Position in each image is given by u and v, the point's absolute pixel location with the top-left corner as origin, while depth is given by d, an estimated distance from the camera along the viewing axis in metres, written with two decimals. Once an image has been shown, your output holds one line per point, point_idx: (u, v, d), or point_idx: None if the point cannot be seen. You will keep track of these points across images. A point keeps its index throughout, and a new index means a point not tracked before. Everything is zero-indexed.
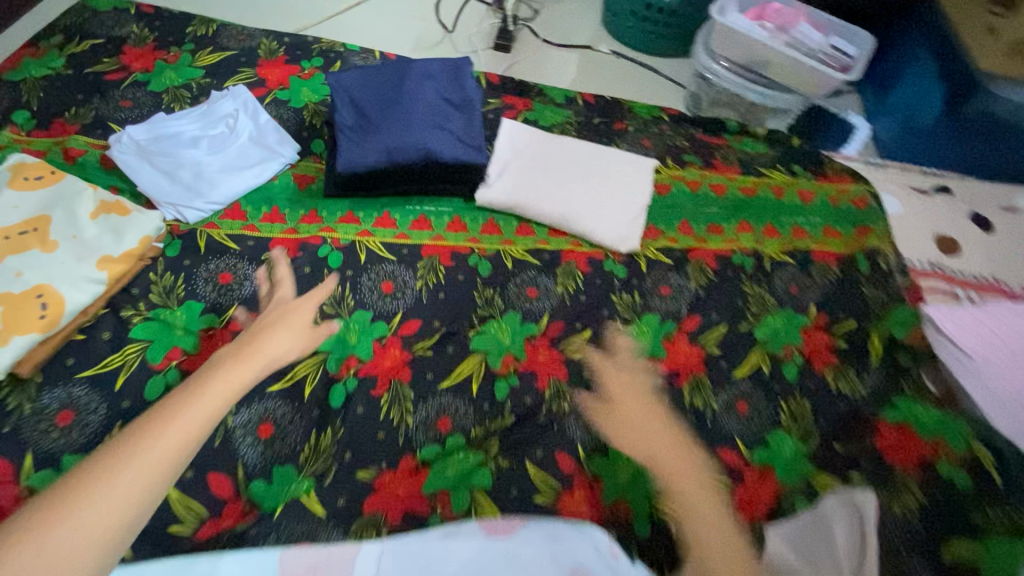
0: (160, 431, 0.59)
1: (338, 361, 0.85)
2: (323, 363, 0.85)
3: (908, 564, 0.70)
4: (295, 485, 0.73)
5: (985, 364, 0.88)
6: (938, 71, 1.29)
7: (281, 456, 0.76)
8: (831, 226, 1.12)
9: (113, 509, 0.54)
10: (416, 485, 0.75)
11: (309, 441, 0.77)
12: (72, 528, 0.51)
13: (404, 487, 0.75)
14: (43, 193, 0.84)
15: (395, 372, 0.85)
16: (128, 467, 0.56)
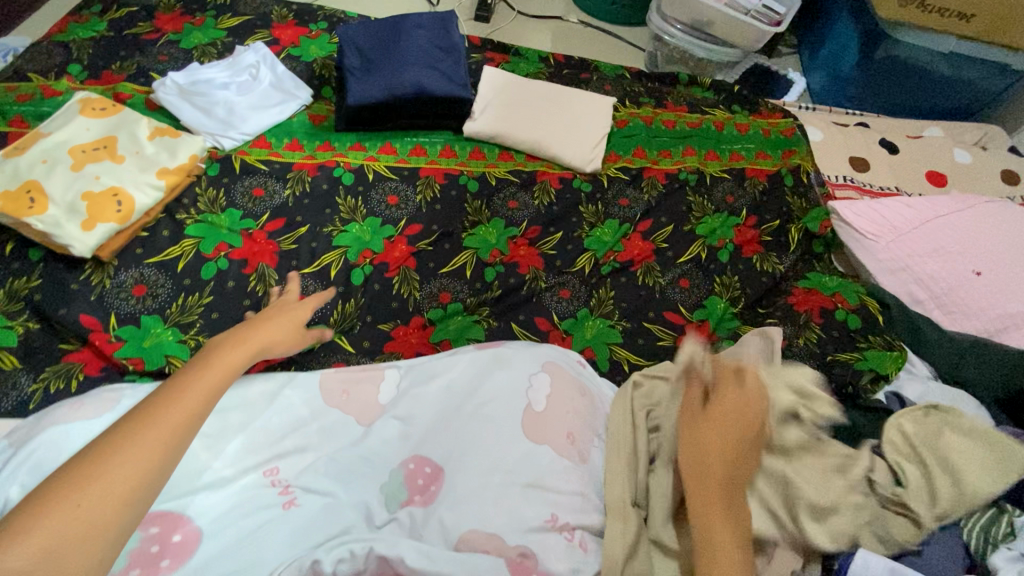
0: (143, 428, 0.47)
1: (357, 253, 1.04)
2: (344, 254, 1.04)
3: (805, 368, 0.93)
4: (329, 334, 0.94)
5: (875, 242, 1.09)
6: (854, 25, 1.52)
7: (316, 318, 0.96)
8: (763, 150, 1.32)
9: (114, 497, 0.43)
10: (426, 336, 0.97)
11: (338, 307, 0.97)
12: (141, 458, 0.45)
13: (416, 337, 0.96)
14: (108, 120, 1.02)
15: (404, 261, 1.05)
16: (181, 402, 0.49)
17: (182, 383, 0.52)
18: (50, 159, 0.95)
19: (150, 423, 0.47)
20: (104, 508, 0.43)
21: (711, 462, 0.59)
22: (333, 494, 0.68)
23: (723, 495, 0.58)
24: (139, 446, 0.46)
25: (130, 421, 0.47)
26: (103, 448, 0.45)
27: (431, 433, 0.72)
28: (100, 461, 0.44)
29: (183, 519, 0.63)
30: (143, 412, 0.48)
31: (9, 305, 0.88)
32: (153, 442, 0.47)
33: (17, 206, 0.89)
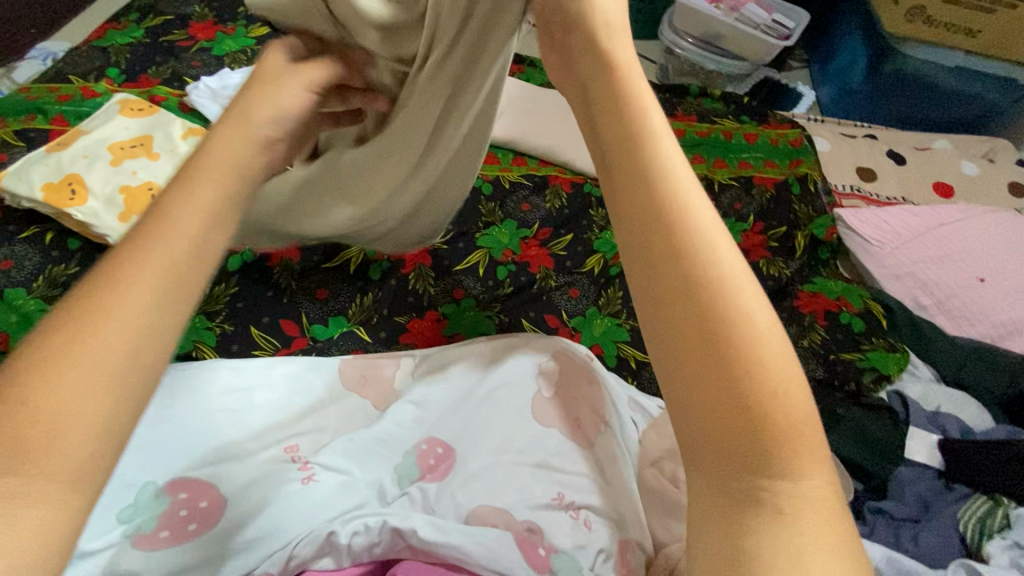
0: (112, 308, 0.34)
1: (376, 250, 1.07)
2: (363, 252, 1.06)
3: (808, 366, 0.93)
4: (346, 325, 0.98)
5: (881, 248, 1.11)
6: (862, 40, 1.55)
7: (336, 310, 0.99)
8: (771, 159, 1.35)
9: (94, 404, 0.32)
10: (440, 328, 1.01)
11: (356, 300, 1.01)
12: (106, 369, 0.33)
13: (430, 329, 1.00)
14: (146, 119, 1.08)
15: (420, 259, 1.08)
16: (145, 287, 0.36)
17: (136, 254, 0.36)
18: (90, 154, 1.00)
19: (92, 317, 0.34)
20: (79, 424, 0.32)
21: (716, 251, 0.38)
22: (350, 472, 0.71)
23: (746, 277, 0.38)
24: (101, 341, 0.33)
25: (74, 314, 0.34)
26: (48, 354, 0.32)
27: (444, 417, 0.76)
28: (44, 366, 0.32)
29: (209, 488, 0.66)
30: (92, 304, 0.34)
31: (48, 290, 0.93)
32: (113, 338, 0.34)
33: (59, 197, 0.95)
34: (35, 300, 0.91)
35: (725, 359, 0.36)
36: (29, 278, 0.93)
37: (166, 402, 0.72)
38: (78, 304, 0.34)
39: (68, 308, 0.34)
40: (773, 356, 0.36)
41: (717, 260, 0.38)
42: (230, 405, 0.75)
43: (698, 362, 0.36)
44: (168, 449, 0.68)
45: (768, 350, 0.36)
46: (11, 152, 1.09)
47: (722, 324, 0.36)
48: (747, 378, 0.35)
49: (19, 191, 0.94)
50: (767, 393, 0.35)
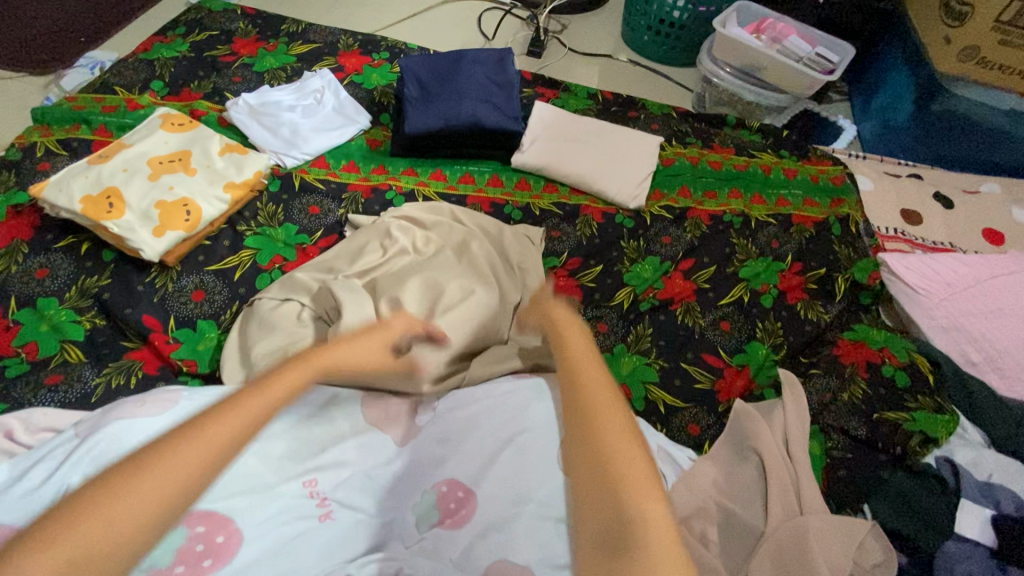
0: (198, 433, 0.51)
1: None
2: None
3: (850, 425, 0.91)
4: None
5: (928, 298, 1.06)
6: (911, 77, 1.50)
7: None
8: (811, 197, 1.31)
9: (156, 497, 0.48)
10: None
11: None
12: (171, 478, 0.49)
13: None
14: (185, 134, 1.09)
15: None
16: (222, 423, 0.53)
17: (253, 391, 0.55)
18: (129, 168, 1.01)
19: (210, 435, 0.52)
20: (138, 514, 0.47)
21: (620, 438, 0.57)
22: (366, 511, 0.70)
23: (632, 443, 0.57)
24: (201, 456, 0.51)
25: (194, 428, 0.52)
26: (143, 459, 0.49)
27: (465, 458, 0.73)
28: (156, 461, 0.49)
29: (225, 522, 0.64)
30: (205, 422, 0.52)
31: (79, 300, 0.94)
32: (197, 451, 0.51)
33: (97, 210, 0.96)
34: (66, 311, 0.92)
35: (612, 498, 0.53)
36: (62, 288, 0.95)
37: None
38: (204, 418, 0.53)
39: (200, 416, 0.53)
40: (650, 503, 0.52)
41: (613, 436, 0.57)
42: None
43: (600, 505, 0.54)
44: None
45: (645, 495, 0.52)
46: (54, 160, 1.11)
47: (620, 478, 0.54)
48: (625, 515, 0.51)
49: (58, 202, 0.96)
50: (638, 518, 0.50)
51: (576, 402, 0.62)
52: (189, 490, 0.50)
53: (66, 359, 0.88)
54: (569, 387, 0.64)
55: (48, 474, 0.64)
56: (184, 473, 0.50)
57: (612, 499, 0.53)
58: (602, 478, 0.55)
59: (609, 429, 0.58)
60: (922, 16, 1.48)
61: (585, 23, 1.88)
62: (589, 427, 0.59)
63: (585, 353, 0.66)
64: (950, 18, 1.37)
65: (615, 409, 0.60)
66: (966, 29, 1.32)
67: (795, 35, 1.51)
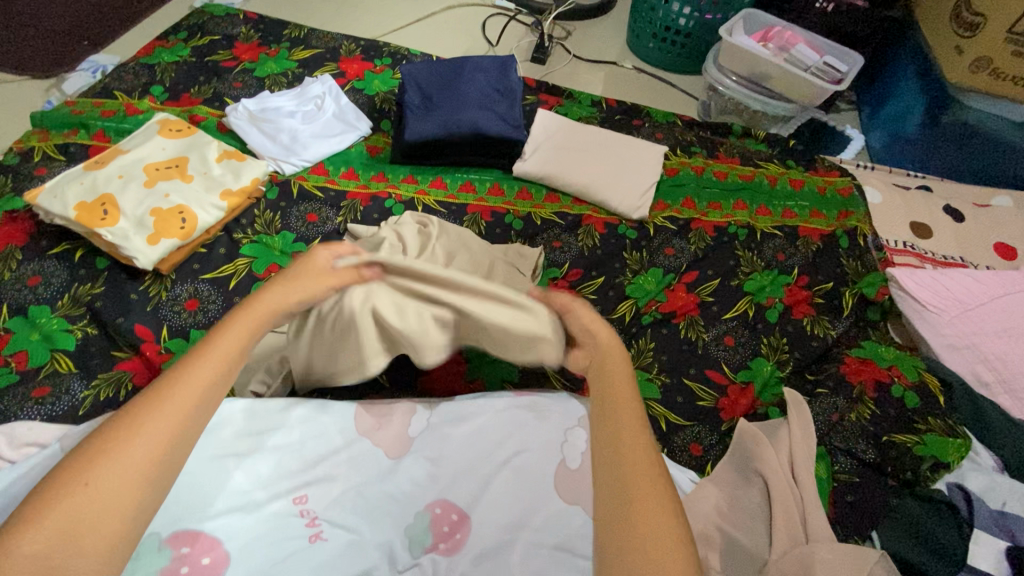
0: (153, 410, 0.53)
1: None
2: None
3: (858, 447, 0.89)
4: None
5: (938, 315, 1.03)
6: (920, 88, 1.48)
7: None
8: (818, 209, 1.28)
9: (120, 477, 0.50)
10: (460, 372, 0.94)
11: None
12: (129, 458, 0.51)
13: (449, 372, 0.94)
14: (183, 141, 1.08)
15: None
16: (172, 399, 0.54)
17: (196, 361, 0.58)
18: (125, 174, 1.00)
19: (176, 393, 0.55)
20: (135, 467, 0.51)
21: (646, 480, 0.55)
22: (360, 532, 0.67)
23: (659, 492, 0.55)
24: (176, 410, 0.54)
25: (156, 393, 0.55)
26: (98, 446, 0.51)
27: (460, 479, 0.71)
28: (135, 425, 0.52)
29: (213, 543, 0.63)
30: (165, 385, 0.55)
31: (72, 309, 0.92)
32: (173, 410, 0.54)
33: (91, 217, 0.94)
34: (58, 319, 0.91)
35: (620, 475, 0.56)
36: (54, 296, 0.93)
37: None
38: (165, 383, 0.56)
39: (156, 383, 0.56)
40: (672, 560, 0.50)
41: (627, 418, 0.61)
42: (240, 449, 0.70)
43: (603, 482, 0.57)
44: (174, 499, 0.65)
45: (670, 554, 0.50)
46: (51, 165, 1.10)
47: (626, 460, 0.57)
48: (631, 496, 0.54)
49: (53, 209, 0.94)
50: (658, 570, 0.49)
51: (596, 390, 0.65)
52: (179, 438, 0.54)
53: (56, 369, 0.86)
54: (597, 373, 0.67)
55: (30, 494, 0.63)
56: (140, 451, 0.51)
57: (621, 477, 0.56)
58: (611, 454, 0.58)
59: (619, 412, 0.61)
60: (932, 29, 1.45)
61: (589, 29, 1.87)
62: (605, 408, 0.62)
63: (613, 345, 0.70)
64: (962, 29, 1.34)
65: (628, 395, 0.64)
66: (977, 40, 1.29)
67: (803, 44, 1.48)
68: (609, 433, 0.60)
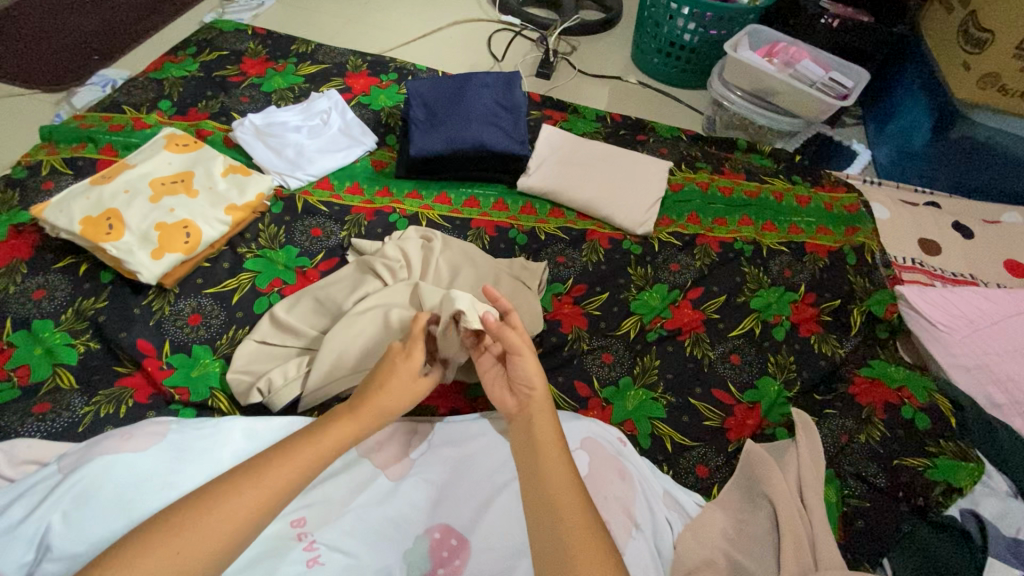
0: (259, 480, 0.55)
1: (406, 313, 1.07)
2: None
3: (868, 471, 0.88)
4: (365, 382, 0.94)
5: (949, 334, 1.01)
6: (926, 104, 1.47)
7: None
8: (824, 225, 1.27)
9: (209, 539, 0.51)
10: (462, 390, 0.94)
11: None
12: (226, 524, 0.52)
13: (451, 389, 0.93)
14: (189, 155, 1.09)
15: None
16: (278, 472, 0.56)
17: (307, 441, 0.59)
18: (131, 189, 1.00)
19: (293, 456, 0.57)
20: (237, 518, 0.52)
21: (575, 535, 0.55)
22: (358, 557, 0.66)
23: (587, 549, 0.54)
24: (286, 470, 0.56)
25: (279, 453, 0.57)
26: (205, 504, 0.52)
27: (460, 503, 0.70)
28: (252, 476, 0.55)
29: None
30: (277, 456, 0.57)
31: (74, 323, 0.92)
32: (287, 470, 0.56)
33: (96, 232, 0.94)
34: (60, 334, 0.91)
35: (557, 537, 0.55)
36: (58, 311, 0.93)
37: (177, 466, 0.68)
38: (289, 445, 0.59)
39: (278, 445, 0.59)
40: None
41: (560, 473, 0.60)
42: None
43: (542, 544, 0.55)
44: None
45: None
46: (59, 179, 1.11)
47: (564, 523, 0.55)
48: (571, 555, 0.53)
49: (58, 224, 0.95)
50: None
51: (526, 444, 0.64)
52: (276, 501, 0.55)
53: (57, 385, 0.86)
54: (525, 427, 0.65)
55: (23, 513, 0.61)
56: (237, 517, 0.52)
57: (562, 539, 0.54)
58: (549, 519, 0.56)
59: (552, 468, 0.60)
60: (938, 44, 1.45)
61: (594, 44, 1.88)
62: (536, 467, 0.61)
63: (542, 397, 0.67)
64: (969, 44, 1.34)
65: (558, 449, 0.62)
66: (985, 56, 1.29)
67: (808, 60, 1.49)
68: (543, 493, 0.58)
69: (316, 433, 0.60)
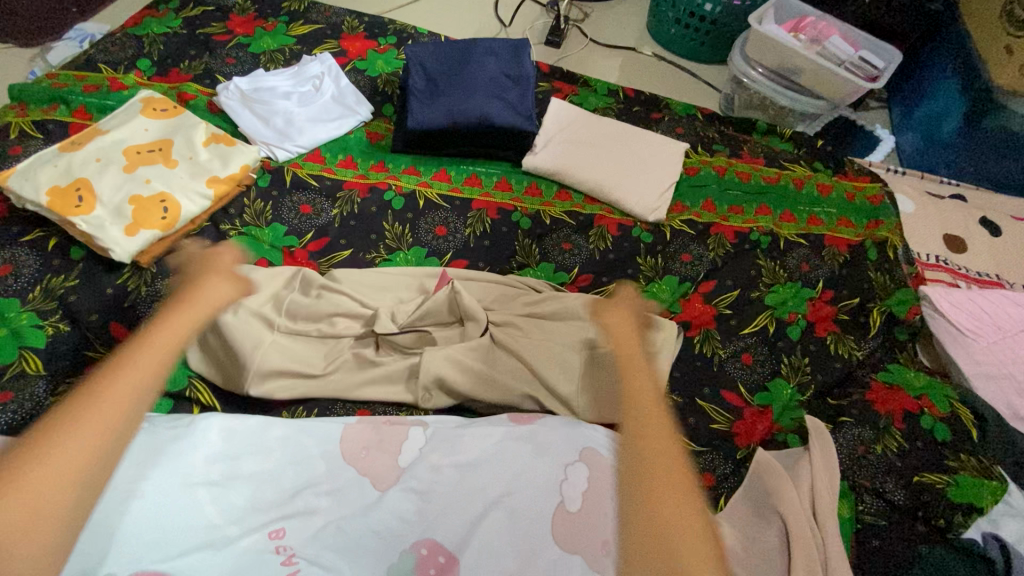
0: (87, 404, 0.48)
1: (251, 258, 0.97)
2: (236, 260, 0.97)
3: (885, 487, 0.83)
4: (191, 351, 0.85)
5: (975, 339, 0.96)
6: (961, 88, 1.38)
7: None
8: (845, 217, 1.21)
9: (70, 461, 0.45)
10: None
11: None
12: (75, 452, 0.46)
13: None
14: (169, 121, 1.00)
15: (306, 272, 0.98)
16: (74, 433, 0.46)
17: (107, 373, 0.50)
18: (103, 157, 0.92)
19: (85, 420, 0.47)
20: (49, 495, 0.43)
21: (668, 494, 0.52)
22: (338, 571, 0.62)
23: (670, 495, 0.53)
24: (132, 387, 0.50)
25: (80, 395, 0.48)
26: (31, 446, 0.45)
27: (452, 516, 0.66)
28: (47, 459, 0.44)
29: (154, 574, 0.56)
30: (100, 383, 0.49)
31: (43, 302, 0.86)
32: (100, 416, 0.48)
33: (64, 204, 0.87)
34: (28, 313, 0.84)
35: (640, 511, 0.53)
36: (24, 289, 0.87)
37: (145, 471, 0.63)
38: (79, 395, 0.49)
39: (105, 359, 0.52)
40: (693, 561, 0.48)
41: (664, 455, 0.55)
42: (212, 476, 0.66)
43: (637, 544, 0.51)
44: (136, 534, 0.58)
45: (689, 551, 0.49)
46: (27, 143, 1.03)
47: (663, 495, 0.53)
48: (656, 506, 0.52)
49: (23, 194, 0.87)
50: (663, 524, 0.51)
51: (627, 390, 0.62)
52: (87, 474, 0.46)
53: (23, 370, 0.79)
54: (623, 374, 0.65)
55: None
56: (53, 498, 0.44)
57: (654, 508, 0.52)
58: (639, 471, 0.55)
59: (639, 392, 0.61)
60: (976, 23, 1.35)
61: (608, 12, 1.76)
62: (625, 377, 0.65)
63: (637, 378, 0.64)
64: (1012, 26, 1.24)
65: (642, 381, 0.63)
66: None
67: (837, 35, 1.39)
68: (647, 439, 0.57)
69: (124, 365, 0.51)
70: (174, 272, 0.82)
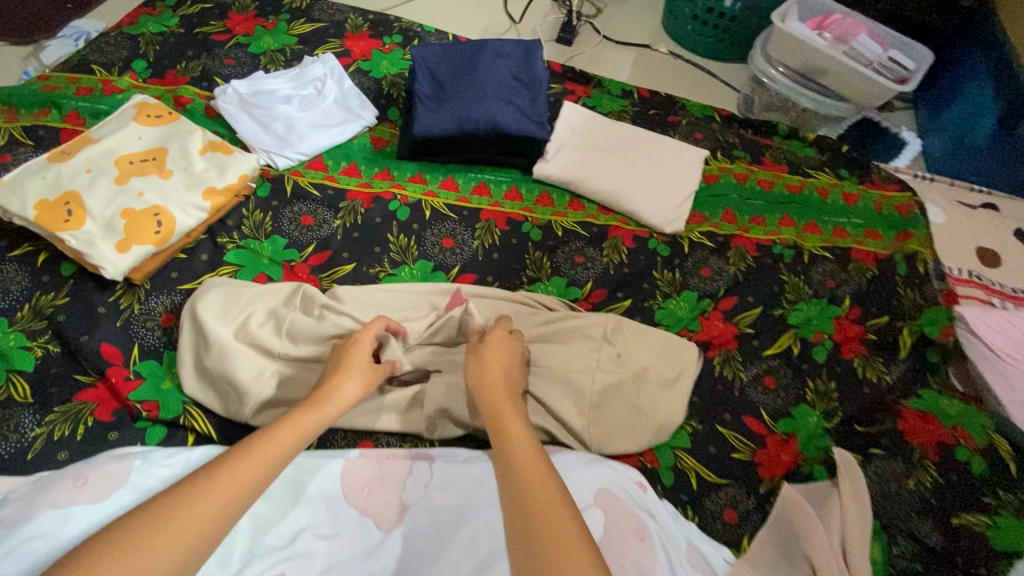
0: (217, 474, 0.51)
1: (251, 273, 0.93)
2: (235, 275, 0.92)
3: (920, 529, 0.78)
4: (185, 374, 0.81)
5: (1014, 365, 0.89)
6: (994, 91, 1.30)
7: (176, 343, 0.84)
8: (872, 228, 1.15)
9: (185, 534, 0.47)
10: None
11: None
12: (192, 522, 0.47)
13: None
14: (163, 129, 0.96)
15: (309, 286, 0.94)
16: (207, 496, 0.49)
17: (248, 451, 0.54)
18: (94, 168, 0.88)
19: (215, 486, 0.50)
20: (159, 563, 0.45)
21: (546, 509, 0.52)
22: None
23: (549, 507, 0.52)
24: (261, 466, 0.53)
25: (217, 466, 0.51)
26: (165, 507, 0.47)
27: (458, 563, 0.62)
28: (155, 530, 0.46)
29: None
30: (237, 450, 0.54)
31: (31, 322, 0.82)
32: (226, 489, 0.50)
33: (52, 218, 0.83)
34: (15, 334, 0.80)
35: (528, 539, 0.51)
36: (12, 307, 0.83)
37: None
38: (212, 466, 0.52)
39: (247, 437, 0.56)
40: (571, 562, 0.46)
41: (535, 474, 0.55)
42: None
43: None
44: None
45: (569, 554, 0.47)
46: (17, 150, 0.98)
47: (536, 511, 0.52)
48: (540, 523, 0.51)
49: (10, 208, 0.83)
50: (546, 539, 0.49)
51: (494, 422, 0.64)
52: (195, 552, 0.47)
53: (11, 396, 0.76)
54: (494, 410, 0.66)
55: None
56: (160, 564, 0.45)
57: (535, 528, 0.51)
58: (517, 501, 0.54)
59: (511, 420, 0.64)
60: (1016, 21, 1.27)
61: (622, 7, 1.69)
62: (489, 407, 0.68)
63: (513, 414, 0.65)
64: None
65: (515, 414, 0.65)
66: None
67: (864, 34, 1.32)
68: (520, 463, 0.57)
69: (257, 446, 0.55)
70: (198, 304, 0.82)
